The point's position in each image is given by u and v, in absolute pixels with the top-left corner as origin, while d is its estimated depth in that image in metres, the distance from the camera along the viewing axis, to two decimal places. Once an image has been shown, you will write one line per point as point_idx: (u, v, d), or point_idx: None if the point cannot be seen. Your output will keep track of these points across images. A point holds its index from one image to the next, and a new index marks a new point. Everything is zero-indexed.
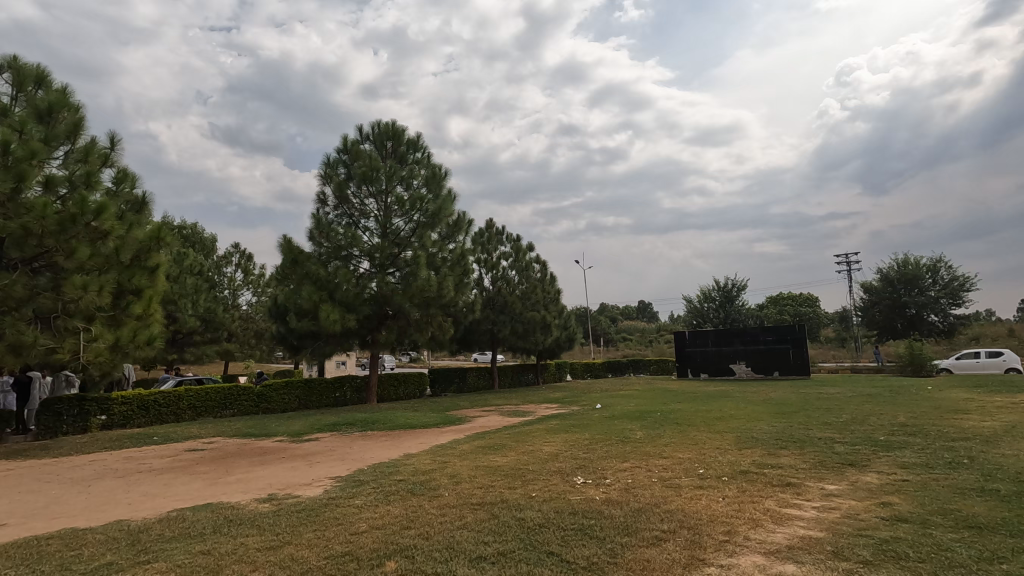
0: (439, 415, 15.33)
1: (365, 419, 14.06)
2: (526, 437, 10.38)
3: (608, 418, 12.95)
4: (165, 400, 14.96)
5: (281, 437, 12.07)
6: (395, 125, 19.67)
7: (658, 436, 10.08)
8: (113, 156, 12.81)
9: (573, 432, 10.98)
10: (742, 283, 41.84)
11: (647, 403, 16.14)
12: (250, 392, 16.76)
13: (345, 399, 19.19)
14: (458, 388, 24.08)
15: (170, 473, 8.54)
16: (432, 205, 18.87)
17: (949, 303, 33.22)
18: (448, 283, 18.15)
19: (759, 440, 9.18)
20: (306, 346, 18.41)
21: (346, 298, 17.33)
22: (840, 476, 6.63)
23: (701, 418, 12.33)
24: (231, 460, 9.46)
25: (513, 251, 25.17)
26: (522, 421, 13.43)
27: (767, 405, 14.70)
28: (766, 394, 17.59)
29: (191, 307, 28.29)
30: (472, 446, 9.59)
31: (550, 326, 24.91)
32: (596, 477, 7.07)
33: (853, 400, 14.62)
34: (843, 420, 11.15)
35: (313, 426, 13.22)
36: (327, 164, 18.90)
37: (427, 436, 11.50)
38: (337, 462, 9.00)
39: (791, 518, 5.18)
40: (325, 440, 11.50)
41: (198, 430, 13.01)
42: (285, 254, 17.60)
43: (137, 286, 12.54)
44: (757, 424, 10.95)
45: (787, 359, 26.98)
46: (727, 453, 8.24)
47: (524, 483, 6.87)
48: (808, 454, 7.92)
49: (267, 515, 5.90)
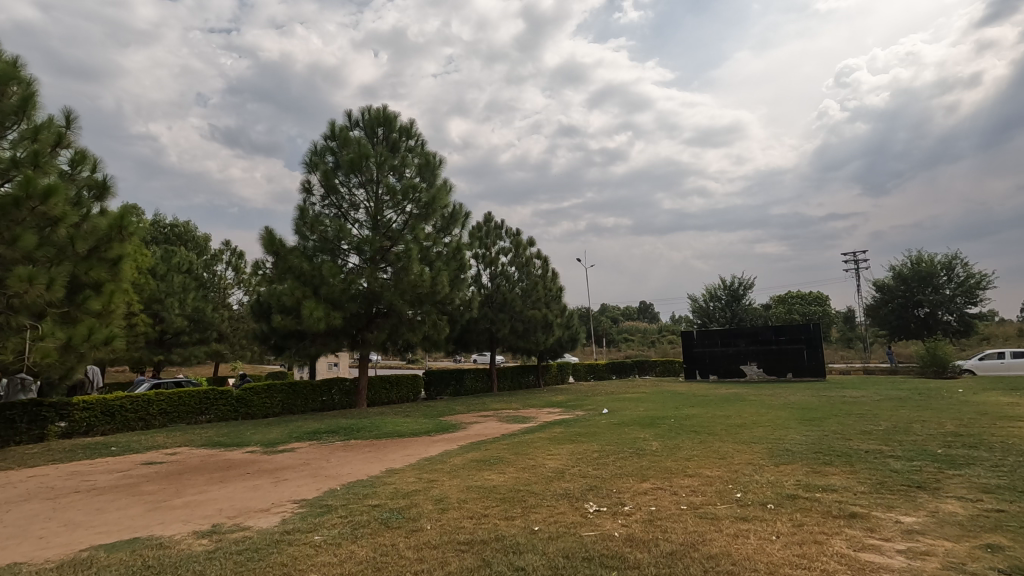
0: (431, 421, 14.06)
1: (350, 426, 12.78)
2: (526, 449, 9.14)
3: (617, 426, 11.71)
4: (132, 405, 13.76)
5: (254, 447, 10.80)
6: (387, 110, 18.47)
7: (677, 448, 8.85)
8: (68, 136, 11.66)
9: (580, 442, 9.75)
10: (749, 282, 40.54)
11: (658, 408, 14.88)
12: (228, 396, 15.49)
13: (333, 403, 17.93)
14: (455, 391, 22.87)
15: (112, 494, 7.31)
16: (426, 195, 17.66)
17: (965, 301, 31.90)
18: (443, 279, 16.92)
19: (795, 454, 7.93)
20: (290, 347, 17.20)
21: (331, 295, 16.08)
22: (914, 505, 5.38)
23: (722, 426, 11.11)
24: (189, 478, 8.22)
25: (513, 247, 23.95)
26: (522, 428, 12.18)
27: (791, 409, 13.46)
28: (785, 397, 16.32)
29: (178, 306, 27.03)
30: (464, 461, 8.35)
31: (552, 325, 23.71)
32: (612, 504, 5.81)
33: (884, 404, 13.40)
34: (884, 428, 9.92)
35: (291, 435, 11.97)
36: (314, 152, 17.68)
37: (416, 446, 10.23)
38: (308, 480, 7.73)
39: (877, 570, 3.92)
40: (301, 451, 10.24)
41: (164, 440, 11.78)
42: (267, 246, 16.30)
43: (96, 280, 11.46)
44: (787, 434, 9.72)
45: (801, 360, 25.69)
46: (765, 471, 6.96)
47: (524, 512, 5.63)
48: (863, 472, 6.66)
49: (197, 559, 4.61)
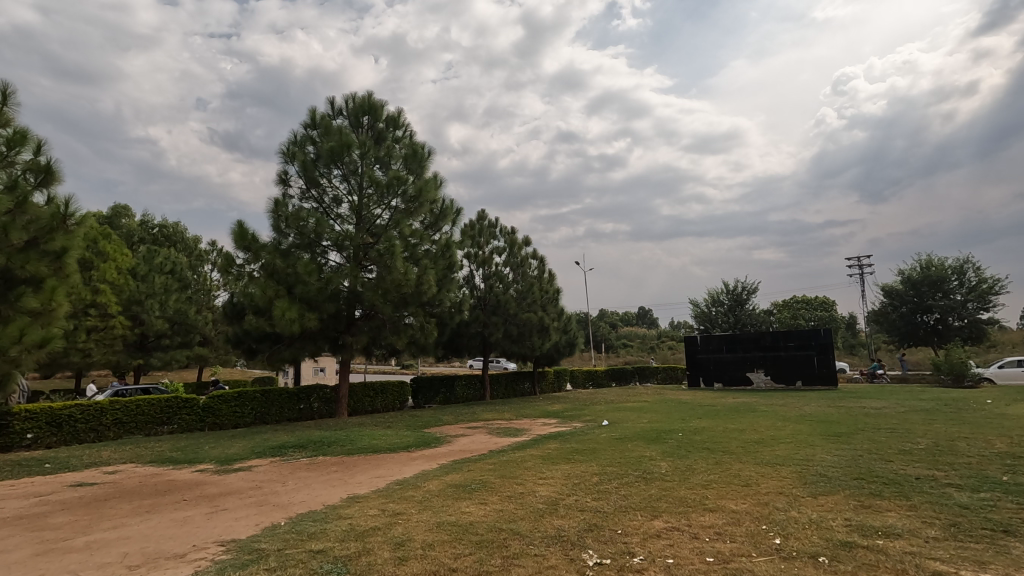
0: (414, 433, 12.73)
1: (321, 439, 11.45)
2: (515, 471, 7.84)
3: (619, 441, 10.44)
4: (83, 414, 12.47)
5: (206, 465, 9.46)
6: (373, 98, 17.25)
7: (690, 471, 7.56)
8: (6, 113, 10.48)
9: (577, 462, 8.46)
10: (753, 286, 39.34)
11: (663, 419, 13.59)
12: (194, 404, 14.20)
13: (311, 412, 16.58)
14: (445, 398, 21.59)
15: (5, 529, 5.99)
16: (413, 187, 16.38)
17: (977, 306, 30.72)
18: (429, 278, 15.63)
19: (832, 481, 6.65)
20: (264, 350, 15.90)
21: (307, 295, 14.79)
22: (1010, 560, 4.14)
23: (737, 442, 9.82)
24: (113, 506, 6.92)
25: (508, 246, 22.73)
26: (513, 443, 10.85)
27: (810, 422, 12.16)
28: (799, 408, 15.02)
29: (159, 308, 25.67)
30: (441, 487, 7.06)
31: (549, 329, 22.41)
32: (618, 554, 4.52)
33: (914, 417, 12.15)
34: (925, 447, 8.63)
35: (252, 450, 10.65)
36: (293, 141, 16.43)
37: (389, 466, 8.91)
38: (249, 511, 6.42)
39: None
40: (258, 470, 8.91)
41: (110, 455, 10.46)
42: (238, 241, 14.97)
43: (33, 274, 10.19)
44: (816, 453, 8.42)
45: (811, 367, 24.42)
46: (803, 506, 5.69)
47: (505, 565, 4.34)
48: (925, 508, 5.38)
49: None
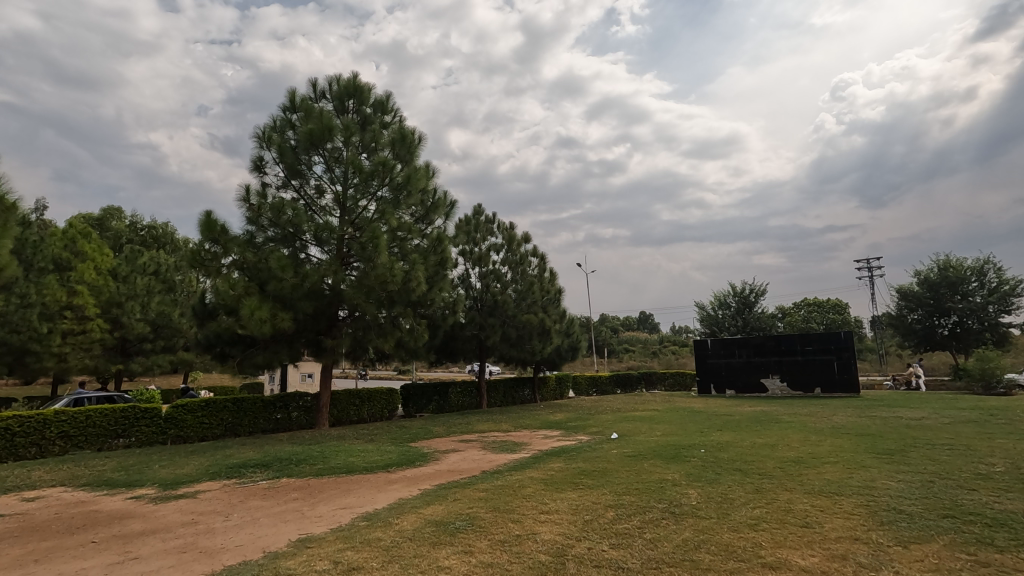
0: (398, 448, 11.24)
1: (290, 456, 9.93)
2: (510, 503, 6.36)
3: (634, 460, 8.97)
4: (23, 427, 11.01)
5: (146, 491, 7.99)
6: (359, 80, 15.86)
7: (728, 503, 6.09)
8: None
9: (586, 488, 6.98)
10: (762, 288, 37.90)
11: (680, 433, 12.04)
12: (154, 414, 12.73)
13: (288, 422, 15.09)
14: (439, 407, 20.09)
15: None
16: (400, 175, 14.97)
17: (999, 309, 29.17)
18: (418, 274, 14.14)
19: (915, 520, 5.16)
20: (236, 355, 14.46)
21: (281, 292, 13.33)
22: None
23: (776, 463, 8.30)
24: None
25: (506, 242, 21.30)
26: (510, 462, 9.36)
27: (851, 437, 10.64)
28: (828, 419, 13.54)
29: (140, 311, 23.85)
30: (416, 526, 5.56)
31: (550, 332, 21.00)
32: None
33: (967, 431, 10.64)
34: (1006, 471, 7.13)
35: (206, 471, 9.14)
36: (272, 125, 15.02)
37: (360, 493, 7.38)
38: (164, 562, 4.92)
39: None
40: (203, 498, 7.40)
41: (41, 476, 8.98)
42: (205, 232, 13.50)
43: None
44: (878, 479, 6.91)
45: (831, 372, 22.89)
46: (896, 563, 4.21)
47: None
48: None
49: None
